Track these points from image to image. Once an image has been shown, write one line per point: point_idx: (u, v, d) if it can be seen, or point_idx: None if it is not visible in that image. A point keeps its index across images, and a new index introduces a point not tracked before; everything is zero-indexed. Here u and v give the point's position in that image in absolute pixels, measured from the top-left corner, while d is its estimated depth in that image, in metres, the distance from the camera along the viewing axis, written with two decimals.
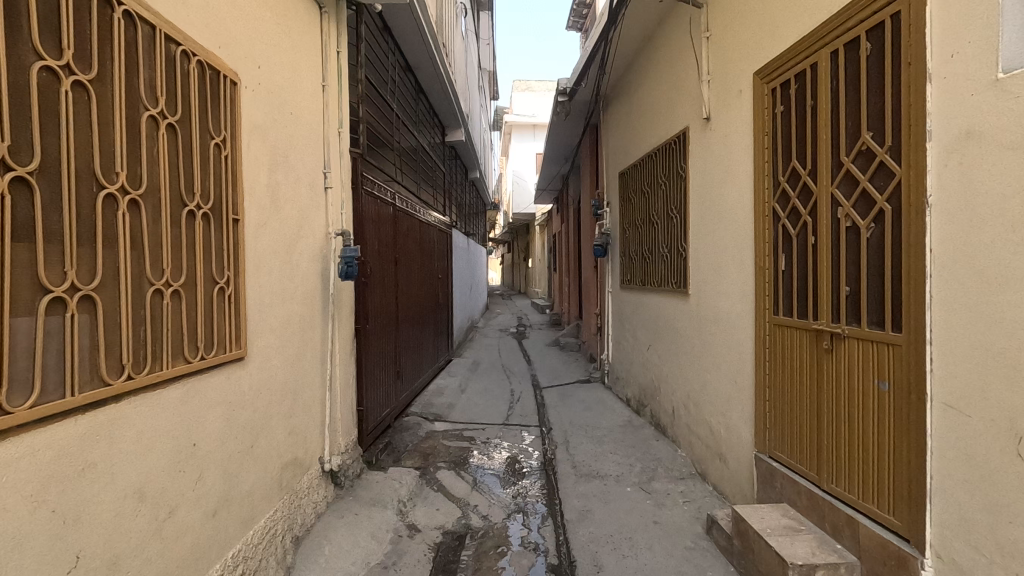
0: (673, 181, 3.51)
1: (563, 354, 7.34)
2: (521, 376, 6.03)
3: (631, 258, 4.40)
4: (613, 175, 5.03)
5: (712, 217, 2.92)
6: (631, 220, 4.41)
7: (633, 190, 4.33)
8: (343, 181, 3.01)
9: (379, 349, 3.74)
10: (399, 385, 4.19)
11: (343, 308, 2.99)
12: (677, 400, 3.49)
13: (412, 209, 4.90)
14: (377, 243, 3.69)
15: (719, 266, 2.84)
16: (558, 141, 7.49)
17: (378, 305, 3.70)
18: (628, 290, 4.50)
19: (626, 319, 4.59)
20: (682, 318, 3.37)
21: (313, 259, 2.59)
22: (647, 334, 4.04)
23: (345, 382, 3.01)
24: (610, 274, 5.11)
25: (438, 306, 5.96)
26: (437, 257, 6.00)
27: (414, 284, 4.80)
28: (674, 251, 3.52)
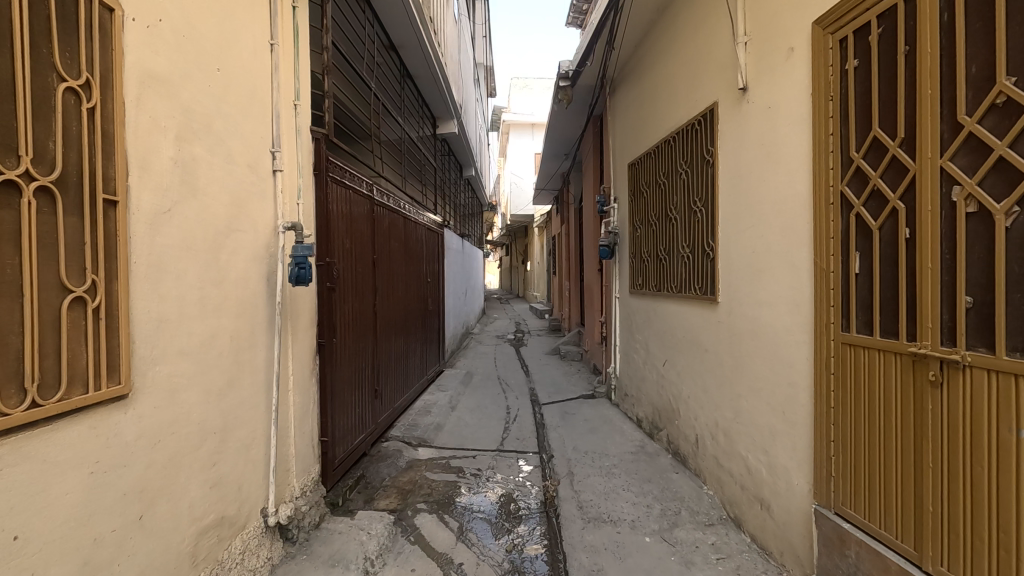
0: (697, 169, 2.98)
1: (563, 365, 6.79)
2: (518, 390, 5.49)
3: (643, 259, 3.87)
4: (621, 167, 4.50)
5: (750, 209, 2.39)
6: (645, 216, 3.88)
7: (646, 182, 3.80)
8: (301, 166, 2.48)
9: (352, 366, 3.20)
10: (377, 406, 3.64)
11: (300, 319, 2.46)
12: (701, 427, 2.96)
13: (396, 204, 4.37)
14: (349, 241, 3.16)
15: (759, 268, 2.32)
16: (558, 133, 6.96)
17: (350, 314, 3.16)
18: (640, 297, 3.97)
19: (637, 329, 4.06)
20: (709, 331, 2.84)
21: (256, 259, 2.06)
22: (663, 347, 3.50)
23: (302, 410, 2.48)
24: (618, 278, 4.58)
25: (427, 313, 5.43)
26: (427, 259, 5.47)
27: (398, 290, 4.27)
28: (698, 251, 2.99)
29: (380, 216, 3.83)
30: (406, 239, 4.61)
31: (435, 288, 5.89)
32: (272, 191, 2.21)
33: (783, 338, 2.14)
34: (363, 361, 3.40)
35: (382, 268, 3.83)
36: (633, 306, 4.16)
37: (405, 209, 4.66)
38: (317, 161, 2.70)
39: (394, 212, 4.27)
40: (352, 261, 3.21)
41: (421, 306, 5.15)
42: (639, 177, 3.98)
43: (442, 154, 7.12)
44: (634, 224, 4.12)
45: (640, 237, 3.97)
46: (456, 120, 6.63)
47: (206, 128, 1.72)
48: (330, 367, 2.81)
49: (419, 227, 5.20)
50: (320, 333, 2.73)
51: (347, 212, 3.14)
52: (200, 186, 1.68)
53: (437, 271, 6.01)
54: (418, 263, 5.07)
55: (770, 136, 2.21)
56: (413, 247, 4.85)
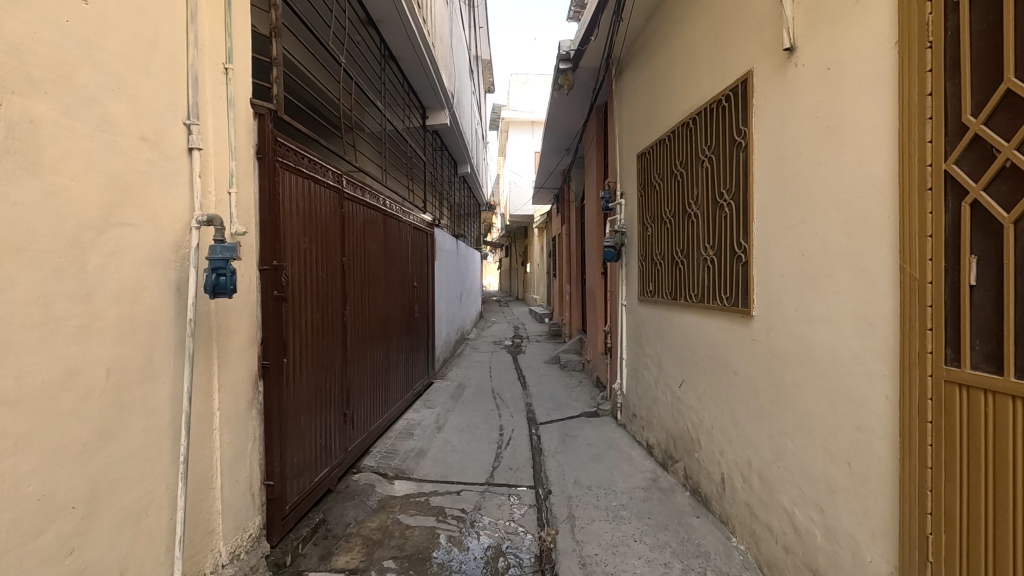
0: (725, 155, 2.46)
1: (563, 376, 6.28)
2: (513, 406, 4.98)
3: (656, 261, 3.37)
4: (629, 159, 3.99)
5: (800, 201, 1.89)
6: (657, 212, 3.38)
7: (660, 173, 3.30)
8: (235, 146, 1.99)
9: (313, 390, 2.70)
10: (347, 433, 3.14)
11: (231, 339, 1.96)
12: (728, 466, 2.46)
13: (375, 199, 3.87)
14: (309, 240, 2.65)
15: (814, 277, 1.81)
16: (558, 125, 6.46)
17: (309, 327, 2.66)
18: (652, 305, 3.47)
19: (647, 343, 3.56)
20: (739, 351, 2.33)
21: (158, 264, 1.57)
22: (680, 365, 3.01)
23: (236, 452, 1.98)
24: (625, 283, 4.08)
25: (413, 321, 4.94)
26: (413, 263, 4.97)
27: (376, 297, 3.78)
28: (726, 253, 2.48)
29: (352, 212, 3.33)
30: (386, 240, 4.12)
31: (423, 294, 5.39)
32: (187, 176, 1.71)
33: (851, 367, 1.63)
34: (328, 382, 2.90)
35: (353, 273, 3.33)
36: (643, 315, 3.66)
37: (387, 207, 4.15)
38: (261, 142, 2.21)
39: (371, 208, 3.77)
40: (312, 264, 2.71)
41: (405, 314, 4.66)
42: (651, 170, 3.48)
43: (433, 149, 6.62)
44: (644, 222, 3.62)
45: (652, 237, 3.47)
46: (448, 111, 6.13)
47: (61, 81, 1.23)
48: (279, 393, 2.31)
49: (403, 227, 4.70)
50: (265, 354, 2.23)
51: (306, 205, 2.64)
52: (48, 161, 1.19)
53: (425, 276, 5.52)
54: (402, 266, 4.58)
55: (831, 104, 1.71)
56: (395, 250, 4.37)
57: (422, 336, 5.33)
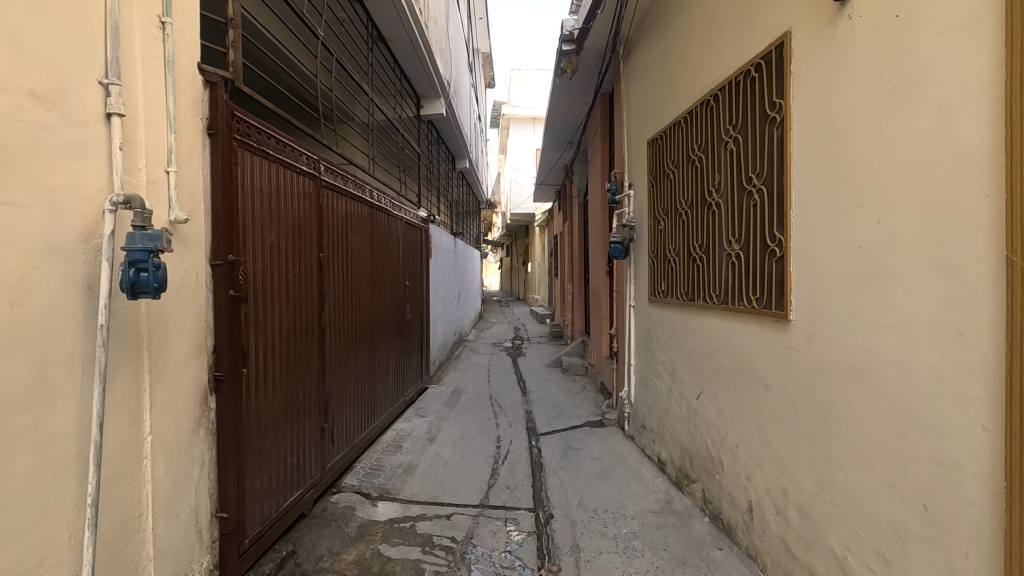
0: (755, 134, 2.13)
1: (566, 380, 5.95)
2: (512, 414, 4.65)
3: (671, 258, 3.03)
4: (639, 147, 3.66)
5: (855, 181, 1.56)
6: (670, 204, 3.05)
7: (674, 160, 2.97)
8: (175, 116, 1.66)
9: (282, 404, 2.37)
10: (325, 449, 2.82)
11: (170, 347, 1.64)
12: (757, 493, 2.13)
13: (361, 190, 3.54)
14: (276, 233, 2.32)
15: (875, 273, 1.48)
16: (560, 116, 6.14)
17: (276, 331, 2.33)
18: (665, 306, 3.14)
19: (659, 348, 3.23)
20: (772, 360, 2.00)
21: (60, 256, 1.24)
22: (699, 374, 2.67)
23: (177, 482, 1.66)
24: (634, 282, 3.74)
25: (404, 324, 4.61)
26: (404, 262, 4.64)
27: (360, 298, 3.46)
28: (755, 247, 2.15)
29: (332, 204, 3.00)
30: (373, 236, 3.79)
31: (416, 295, 5.06)
32: (105, 148, 1.39)
33: (930, 385, 1.31)
34: (302, 394, 2.58)
35: (333, 271, 3.01)
36: (655, 318, 3.33)
37: (374, 199, 3.83)
38: (213, 116, 1.88)
39: (356, 201, 3.44)
40: (282, 260, 2.39)
41: (395, 317, 4.33)
42: (663, 157, 3.15)
43: (428, 141, 6.28)
44: (655, 215, 3.29)
45: (665, 231, 3.14)
46: (444, 100, 5.80)
47: None
48: (236, 409, 1.98)
49: (393, 222, 4.37)
50: (217, 364, 1.90)
51: (273, 193, 2.32)
52: None
53: (419, 275, 5.19)
54: (392, 265, 4.25)
55: (901, 59, 1.39)
56: (384, 247, 4.05)
57: (414, 339, 5.00)
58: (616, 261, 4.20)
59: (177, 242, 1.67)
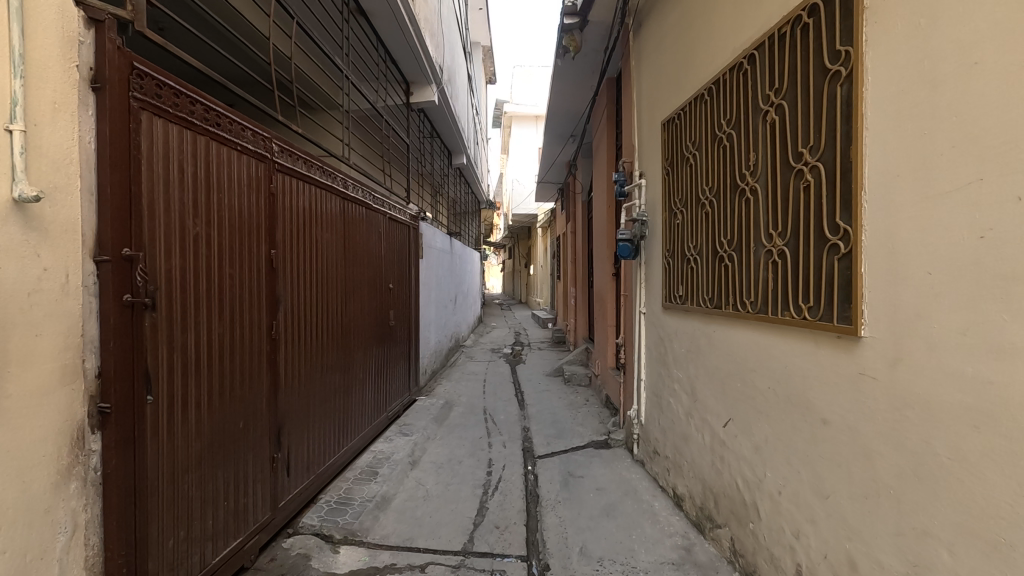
0: (807, 96, 1.66)
1: (567, 393, 5.48)
2: (507, 432, 4.19)
3: (691, 257, 2.56)
4: (651, 130, 3.19)
5: (977, 144, 1.10)
6: (689, 192, 2.59)
7: (696, 140, 2.50)
8: (26, 56, 1.21)
9: (213, 435, 1.91)
10: (278, 483, 2.37)
11: (13, 373, 1.19)
12: (809, 558, 1.65)
13: (331, 180, 3.08)
14: (204, 224, 1.86)
15: (1013, 273, 1.02)
16: (562, 106, 5.69)
17: (205, 346, 1.87)
18: (684, 315, 2.67)
19: (677, 363, 2.76)
20: (833, 388, 1.54)
21: None
22: (728, 398, 2.21)
23: (21, 559, 1.20)
24: (645, 286, 3.27)
25: (387, 332, 4.15)
26: (387, 262, 4.18)
27: (327, 302, 3.01)
28: (806, 242, 1.68)
29: (290, 192, 2.55)
30: (347, 232, 3.33)
31: (402, 299, 4.60)
32: None
33: None
34: (245, 421, 2.13)
35: (290, 272, 2.55)
36: (671, 327, 2.85)
37: (349, 190, 3.37)
38: (99, 64, 1.42)
39: (324, 190, 2.98)
40: (214, 257, 1.93)
41: (375, 324, 3.88)
42: (681, 139, 2.68)
43: (420, 133, 5.82)
44: (672, 207, 2.82)
45: (683, 226, 2.67)
46: (436, 88, 5.33)
47: None
48: (134, 449, 1.52)
49: (375, 217, 3.91)
50: (105, 394, 1.44)
51: (201, 174, 1.85)
52: None
53: (406, 278, 4.72)
54: (371, 267, 3.79)
55: None
56: (361, 245, 3.59)
57: (401, 347, 4.54)
58: (624, 262, 3.74)
59: (30, 229, 1.22)
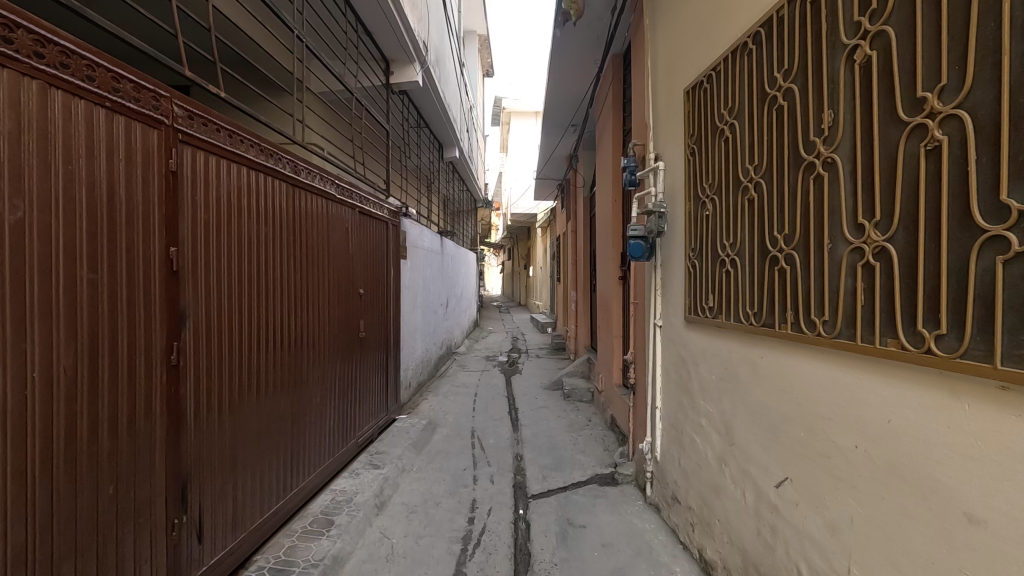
0: (933, 8, 1.07)
1: (567, 410, 4.91)
2: (497, 461, 3.60)
3: (727, 259, 1.98)
4: (670, 102, 2.60)
5: None
6: (724, 175, 2.00)
7: (733, 106, 1.92)
8: None
9: (56, 510, 1.34)
10: (180, 558, 1.78)
11: None
12: None
13: (274, 163, 2.50)
14: (36, 209, 1.28)
15: None
16: (561, 89, 5.09)
17: (36, 386, 1.29)
18: (716, 334, 2.08)
19: (706, 393, 2.18)
20: (990, 469, 0.96)
21: None
22: (783, 450, 1.62)
23: None
24: (661, 293, 2.69)
25: (356, 345, 3.56)
26: (356, 262, 3.58)
27: (264, 313, 2.42)
28: (930, 234, 1.09)
29: (206, 173, 1.96)
30: (297, 226, 2.74)
31: (377, 306, 3.99)
32: None
33: None
34: (120, 482, 1.54)
35: (205, 276, 1.96)
36: (697, 347, 2.28)
37: (301, 175, 2.78)
38: None
39: (261, 173, 2.39)
40: (59, 257, 1.34)
41: (339, 337, 3.27)
42: (712, 107, 2.09)
43: (403, 121, 5.24)
44: (698, 196, 2.24)
45: (714, 220, 2.09)
46: (421, 68, 4.75)
47: None
48: None
49: (339, 210, 3.31)
50: None
51: (28, 134, 1.26)
52: None
53: (382, 283, 4.13)
54: (332, 268, 3.19)
55: None
56: (319, 242, 3.00)
57: (375, 360, 3.95)
58: (634, 265, 3.16)
59: None
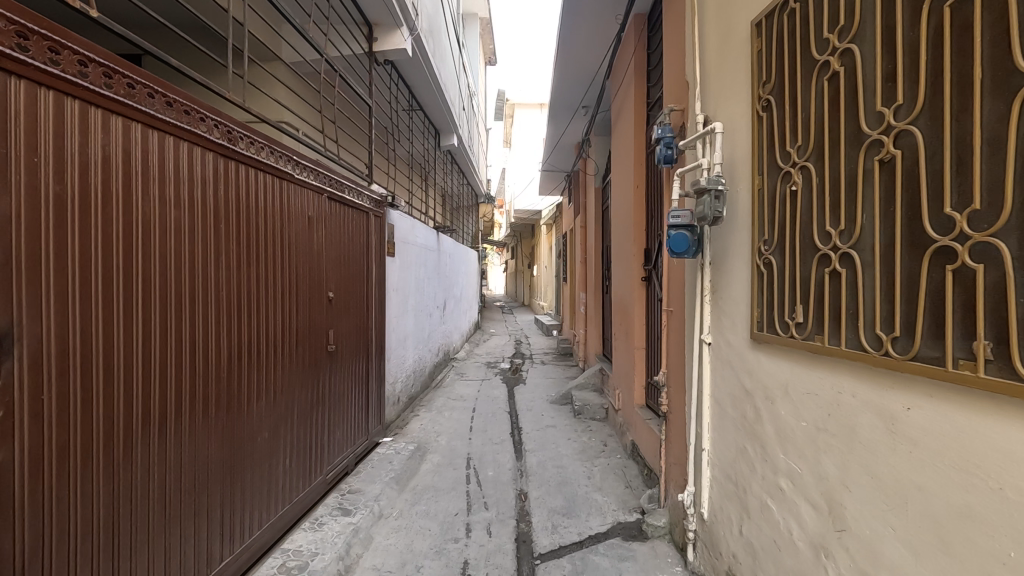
0: None
1: (579, 432, 4.25)
2: (496, 502, 2.95)
3: (836, 255, 1.32)
4: (725, 45, 1.94)
5: None
6: (833, 129, 1.34)
7: (853, 20, 1.25)
8: None
9: None
10: None
11: None
12: None
13: (196, 126, 1.84)
14: None
15: None
16: (573, 60, 4.41)
17: None
18: (811, 363, 1.43)
19: (790, 446, 1.53)
20: None
21: None
22: (961, 567, 0.98)
23: None
24: (713, 302, 2.04)
25: (323, 361, 2.91)
26: (323, 259, 2.92)
27: (179, 330, 1.77)
28: None
29: (56, 125, 1.31)
30: (234, 213, 2.08)
31: (352, 311, 3.33)
32: None
33: None
34: None
35: (54, 278, 1.31)
36: (772, 378, 1.63)
37: (240, 145, 2.11)
38: None
39: (171, 135, 1.73)
40: None
41: (298, 353, 2.62)
42: (808, 31, 1.42)
43: (391, 98, 4.57)
44: (779, 166, 1.58)
45: (810, 198, 1.43)
46: (409, 35, 4.07)
47: None
48: None
49: (300, 194, 2.66)
50: None
51: None
52: None
53: (358, 284, 3.47)
54: (288, 267, 2.53)
55: None
56: (268, 234, 2.34)
57: (350, 377, 3.30)
58: (672, 264, 2.50)
59: None
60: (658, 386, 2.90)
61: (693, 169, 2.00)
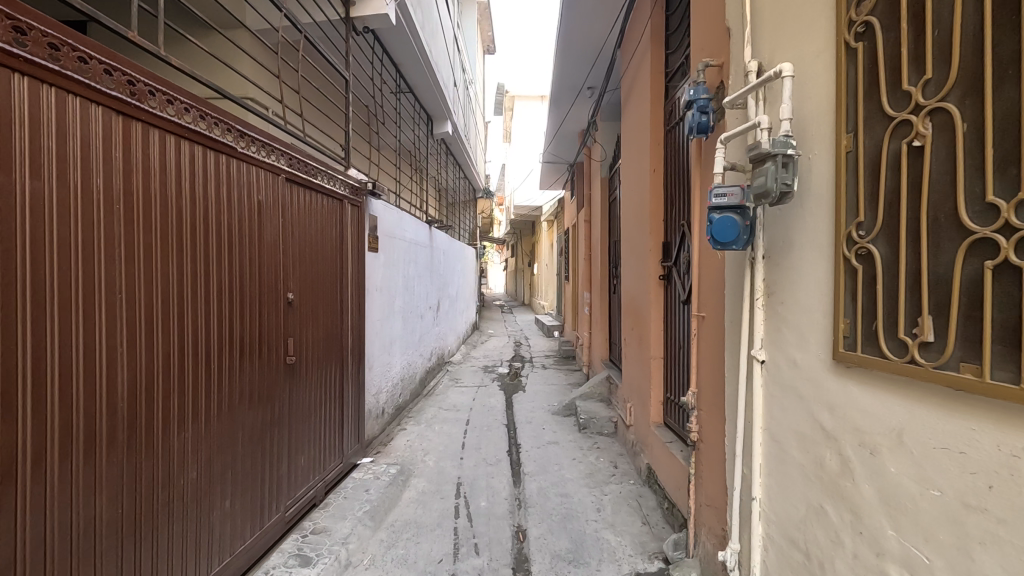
0: None
1: (585, 450, 3.77)
2: (490, 544, 2.47)
3: (1012, 241, 0.84)
4: None
5: None
6: (1002, 43, 0.85)
7: None
8: None
9: None
10: None
11: None
12: None
13: (74, 68, 1.35)
14: None
15: None
16: (579, 29, 3.91)
17: None
18: (951, 405, 0.95)
19: (908, 522, 1.05)
20: None
21: None
22: None
23: None
24: (770, 308, 1.56)
25: (280, 376, 2.42)
26: (280, 255, 2.43)
27: (48, 351, 1.29)
28: None
29: None
30: (140, 191, 1.58)
31: (318, 315, 2.83)
32: None
33: None
34: None
35: None
36: (872, 418, 1.15)
37: (151, 103, 1.62)
38: None
39: (25, 77, 1.22)
40: None
41: (244, 368, 2.14)
42: None
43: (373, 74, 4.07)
44: (888, 115, 1.09)
45: (953, 155, 0.95)
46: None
47: None
48: None
49: (244, 173, 2.15)
50: None
51: None
52: None
53: (326, 283, 2.96)
54: (229, 263, 2.04)
55: None
56: (198, 221, 1.85)
57: (316, 392, 2.81)
58: (708, 259, 2.02)
59: None
60: (683, 406, 2.42)
61: (748, 128, 1.48)
